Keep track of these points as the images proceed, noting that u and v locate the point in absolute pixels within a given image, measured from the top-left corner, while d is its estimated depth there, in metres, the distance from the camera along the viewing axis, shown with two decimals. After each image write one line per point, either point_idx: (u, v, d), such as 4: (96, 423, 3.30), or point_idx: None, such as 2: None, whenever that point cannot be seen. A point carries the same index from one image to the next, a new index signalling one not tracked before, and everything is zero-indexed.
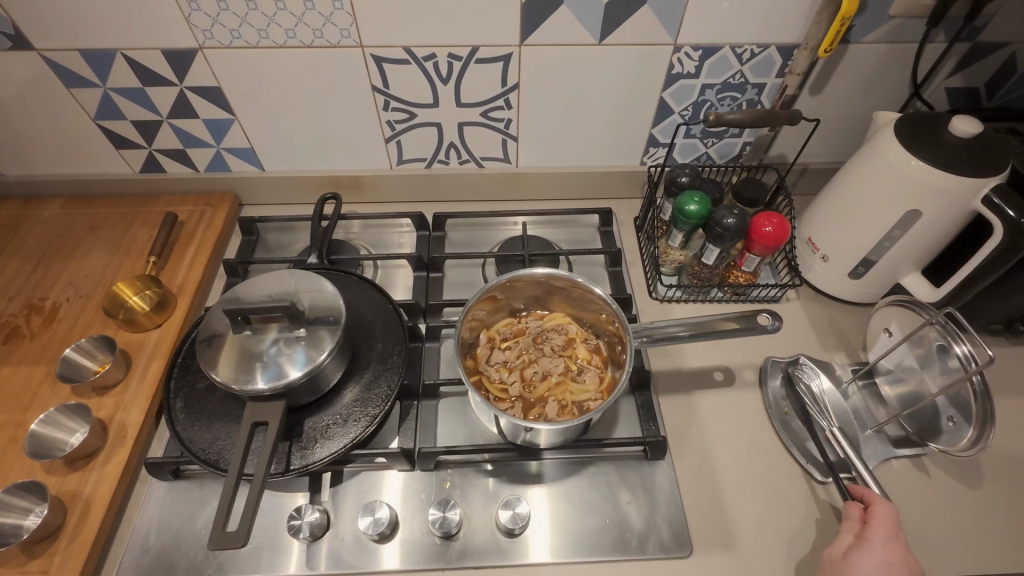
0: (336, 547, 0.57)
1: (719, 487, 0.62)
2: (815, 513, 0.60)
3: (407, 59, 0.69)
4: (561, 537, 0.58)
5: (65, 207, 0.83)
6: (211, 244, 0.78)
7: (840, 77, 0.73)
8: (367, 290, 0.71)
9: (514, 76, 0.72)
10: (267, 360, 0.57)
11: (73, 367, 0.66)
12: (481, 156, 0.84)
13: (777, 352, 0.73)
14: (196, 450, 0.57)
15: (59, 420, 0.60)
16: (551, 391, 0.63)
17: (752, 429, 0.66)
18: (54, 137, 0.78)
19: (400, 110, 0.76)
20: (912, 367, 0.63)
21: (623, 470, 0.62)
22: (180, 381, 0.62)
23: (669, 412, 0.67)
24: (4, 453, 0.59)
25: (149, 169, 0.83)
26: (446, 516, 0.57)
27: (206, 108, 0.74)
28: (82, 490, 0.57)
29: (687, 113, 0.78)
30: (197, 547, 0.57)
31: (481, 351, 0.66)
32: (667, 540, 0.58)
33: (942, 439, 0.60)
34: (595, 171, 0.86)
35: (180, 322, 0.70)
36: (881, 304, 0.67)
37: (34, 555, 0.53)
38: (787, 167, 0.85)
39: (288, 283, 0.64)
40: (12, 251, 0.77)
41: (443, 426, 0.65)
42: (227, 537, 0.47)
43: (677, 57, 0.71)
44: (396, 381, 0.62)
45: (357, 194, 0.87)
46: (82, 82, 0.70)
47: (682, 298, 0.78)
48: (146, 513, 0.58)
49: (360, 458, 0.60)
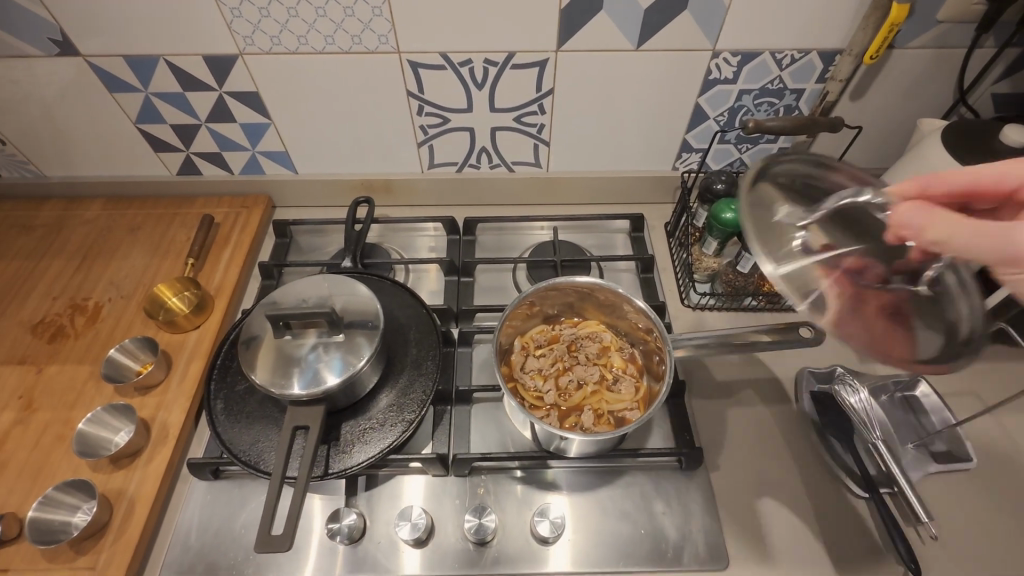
0: (371, 550, 0.58)
1: (756, 499, 0.61)
2: (855, 529, 0.59)
3: (443, 64, 0.69)
4: (595, 546, 0.58)
5: (106, 208, 0.85)
6: (247, 246, 0.79)
7: (882, 83, 0.72)
8: (402, 295, 0.71)
9: (549, 82, 0.72)
10: (306, 365, 0.58)
11: (116, 366, 0.67)
12: (512, 160, 0.83)
13: (813, 362, 0.72)
14: (237, 451, 0.58)
15: (104, 419, 0.62)
16: (586, 399, 0.63)
17: (788, 441, 0.65)
18: (96, 140, 0.80)
19: (434, 114, 0.76)
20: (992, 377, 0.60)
21: (657, 480, 0.62)
22: (219, 382, 0.63)
23: (704, 423, 0.67)
24: (52, 451, 0.61)
25: (186, 171, 0.85)
26: (481, 523, 0.57)
27: (244, 112, 0.75)
28: (127, 488, 0.58)
29: (722, 119, 0.77)
30: (237, 546, 0.58)
31: (515, 357, 0.66)
32: (703, 552, 0.57)
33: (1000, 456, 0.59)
34: (627, 175, 0.85)
35: (218, 324, 0.71)
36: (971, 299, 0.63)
37: (81, 551, 0.54)
38: (823, 173, 0.84)
39: (324, 288, 0.65)
40: (55, 252, 0.79)
41: (476, 431, 0.65)
42: (274, 540, 0.48)
43: (715, 63, 0.70)
44: (432, 386, 0.63)
45: (389, 197, 0.88)
46: (125, 86, 0.72)
47: (716, 305, 0.77)
48: (187, 512, 0.59)
49: (395, 463, 0.60)
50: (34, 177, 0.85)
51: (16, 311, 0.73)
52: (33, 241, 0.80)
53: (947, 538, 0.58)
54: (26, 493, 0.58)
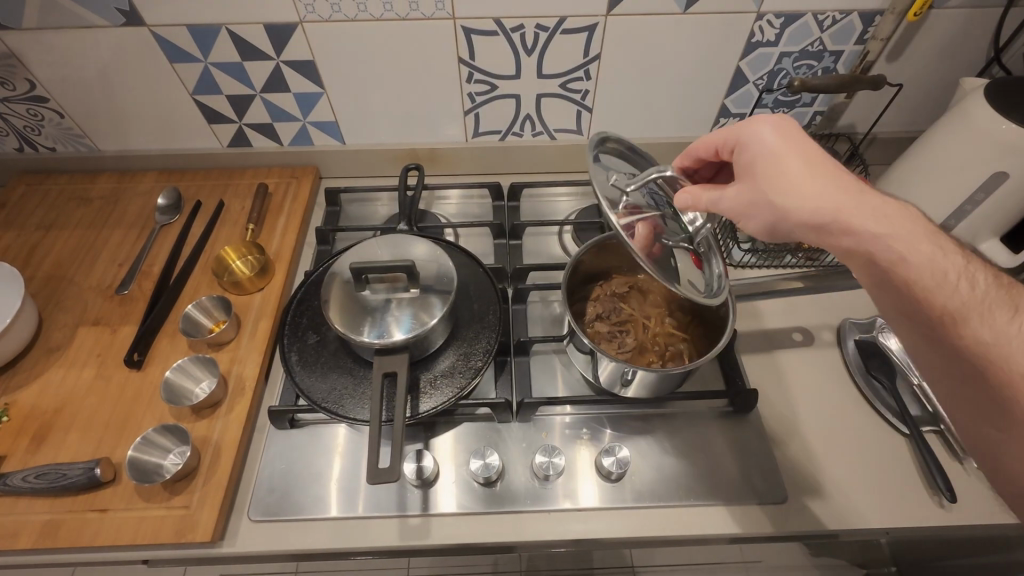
0: (445, 490, 0.61)
1: (808, 438, 0.64)
2: (900, 464, 0.62)
3: (495, 30, 0.71)
4: (658, 484, 0.61)
5: (159, 180, 0.87)
6: (301, 213, 0.82)
7: (919, 43, 0.74)
8: (458, 254, 0.74)
9: (596, 47, 0.74)
10: (379, 318, 0.61)
11: (192, 322, 0.70)
12: (555, 127, 0.86)
13: (854, 314, 0.75)
14: (316, 398, 0.61)
15: (187, 369, 0.65)
16: (654, 338, 0.64)
17: (834, 385, 0.68)
18: (151, 113, 0.82)
19: (482, 81, 0.78)
20: None
21: (714, 422, 0.65)
22: (291, 336, 0.66)
23: (753, 370, 0.70)
24: (136, 403, 0.63)
25: (237, 143, 0.87)
26: (551, 461, 0.60)
27: (299, 82, 0.78)
28: (211, 436, 0.61)
29: (761, 82, 0.80)
30: (317, 488, 0.60)
31: (579, 308, 0.65)
32: (762, 487, 0.60)
33: None
34: (666, 141, 0.88)
35: (281, 286, 0.74)
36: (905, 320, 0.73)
37: (175, 492, 0.57)
38: (857, 136, 0.87)
39: (393, 248, 0.67)
40: (115, 221, 0.82)
41: (537, 381, 0.68)
42: (383, 472, 0.50)
43: (758, 25, 0.72)
44: (495, 337, 0.66)
45: (433, 166, 0.90)
46: (186, 57, 0.74)
47: (757, 263, 0.80)
48: (268, 459, 0.62)
49: (465, 409, 0.63)
50: (87, 151, 0.87)
51: (84, 277, 0.75)
52: (91, 212, 0.83)
53: None
54: (115, 440, 0.61)
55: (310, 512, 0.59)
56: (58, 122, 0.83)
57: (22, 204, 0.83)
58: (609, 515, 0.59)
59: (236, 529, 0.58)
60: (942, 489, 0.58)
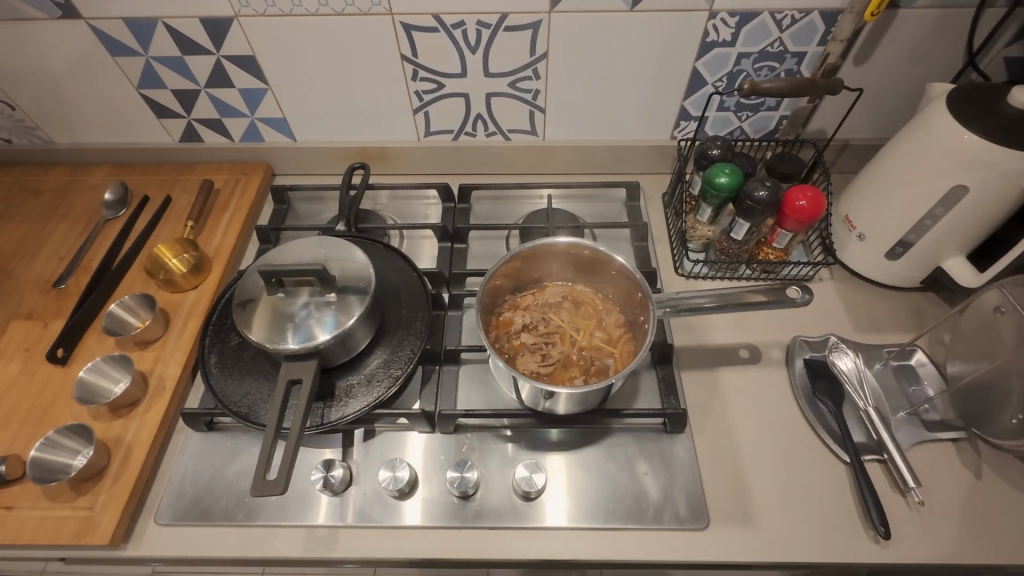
0: (359, 500, 0.59)
1: (742, 462, 0.61)
2: (836, 494, 0.59)
3: (436, 26, 0.69)
4: (577, 505, 0.58)
5: (112, 173, 0.87)
6: (245, 210, 0.81)
7: (888, 45, 0.70)
8: (393, 258, 0.72)
9: (542, 45, 0.71)
10: (300, 322, 0.59)
11: (118, 321, 0.69)
12: (508, 128, 0.83)
13: (806, 332, 0.71)
14: (228, 402, 0.60)
15: (105, 368, 0.64)
16: (581, 352, 0.61)
17: (776, 405, 0.65)
18: (100, 106, 0.81)
19: (428, 80, 0.76)
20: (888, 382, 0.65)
21: (642, 441, 0.62)
22: (214, 337, 0.65)
23: (692, 386, 0.67)
24: (55, 400, 0.63)
25: (188, 138, 0.86)
26: (464, 476, 0.58)
27: (242, 77, 0.76)
28: (124, 437, 0.60)
29: (721, 83, 0.76)
30: (228, 494, 0.59)
31: (507, 316, 0.64)
32: (684, 511, 0.57)
33: (945, 431, 0.62)
34: (624, 144, 0.85)
35: (215, 285, 0.73)
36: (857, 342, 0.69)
37: (81, 492, 0.57)
38: (825, 142, 0.82)
39: (319, 250, 0.65)
40: (62, 214, 0.82)
41: (464, 391, 0.66)
42: (270, 484, 0.48)
43: (712, 24, 0.68)
44: (419, 345, 0.64)
45: (385, 165, 0.88)
46: (126, 50, 0.73)
47: (710, 274, 0.76)
48: (182, 461, 0.61)
49: (383, 418, 0.61)
50: (42, 144, 0.87)
51: (25, 270, 0.75)
52: (41, 204, 0.83)
53: (932, 504, 0.58)
54: (30, 437, 0.60)
55: (218, 519, 0.58)
56: (10, 114, 0.83)
57: None
58: (522, 536, 0.57)
59: (142, 532, 0.57)
60: (876, 524, 0.55)
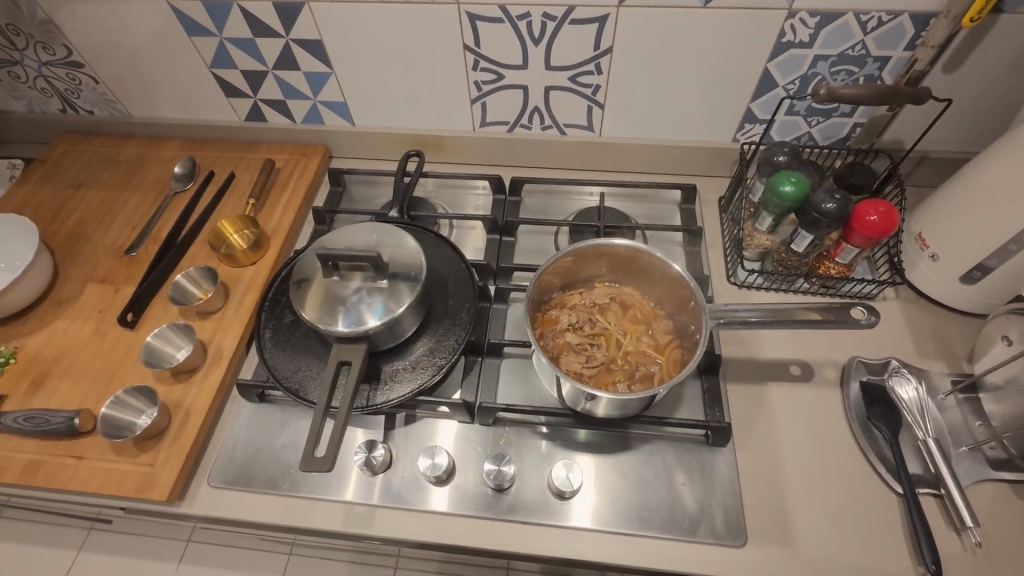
0: (396, 483, 0.60)
1: (785, 482, 0.59)
2: (884, 526, 0.56)
3: (501, 17, 0.69)
4: (611, 509, 0.58)
5: (182, 148, 0.91)
6: (303, 191, 0.83)
7: (984, 53, 0.64)
8: (443, 248, 0.73)
9: (607, 40, 0.70)
10: (350, 305, 0.60)
11: (182, 291, 0.73)
12: (564, 122, 0.82)
13: (864, 353, 0.68)
14: (280, 377, 0.62)
15: (169, 335, 0.68)
16: (625, 356, 0.61)
17: (825, 427, 0.63)
18: (175, 84, 0.85)
19: (488, 70, 0.76)
20: (952, 414, 0.62)
21: (682, 451, 0.61)
22: (269, 313, 0.67)
23: (738, 399, 0.65)
24: (124, 360, 0.67)
25: (254, 118, 0.89)
26: (500, 470, 0.59)
27: (308, 61, 0.78)
28: (184, 401, 0.64)
29: (792, 87, 0.72)
30: (275, 463, 0.62)
31: (553, 314, 0.64)
32: (721, 527, 0.56)
33: (1012, 472, 0.58)
34: (683, 144, 0.82)
35: (272, 262, 0.75)
36: (919, 368, 0.65)
37: (143, 449, 0.61)
38: (901, 153, 0.77)
39: (373, 236, 0.67)
40: (137, 184, 0.86)
41: (504, 384, 0.67)
42: (317, 460, 0.50)
43: (790, 24, 0.65)
44: (464, 336, 0.65)
45: (439, 153, 0.89)
46: (202, 31, 0.76)
47: (765, 285, 0.74)
48: (234, 428, 0.64)
49: (425, 405, 0.63)
50: (121, 117, 0.92)
51: (101, 235, 0.80)
52: (117, 174, 0.88)
53: (991, 547, 0.54)
54: (100, 393, 0.65)
55: (264, 487, 0.60)
56: (94, 87, 0.88)
57: (60, 162, 0.90)
58: (554, 534, 0.57)
59: (195, 492, 0.61)
60: (927, 562, 0.52)
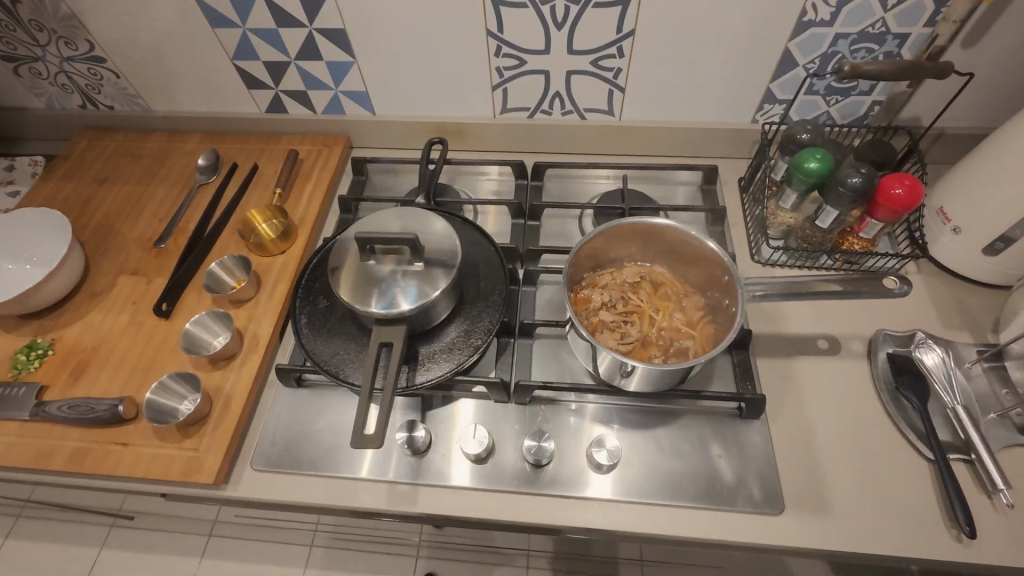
0: (437, 462, 0.62)
1: (819, 452, 0.60)
2: (917, 491, 0.57)
3: (525, 2, 0.69)
4: (649, 481, 0.59)
5: (203, 141, 0.92)
6: (327, 181, 0.84)
7: (1004, 27, 0.65)
8: (471, 233, 0.74)
9: (630, 23, 0.71)
10: (385, 288, 0.61)
11: (215, 280, 0.74)
12: (585, 107, 0.83)
13: (889, 326, 0.69)
14: (319, 360, 0.63)
15: (206, 323, 0.69)
16: (659, 332, 0.62)
17: (855, 398, 0.64)
18: (197, 77, 0.86)
19: (511, 56, 0.76)
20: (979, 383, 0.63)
21: (716, 424, 0.62)
22: (303, 300, 0.68)
23: (768, 373, 0.66)
24: (162, 348, 0.68)
25: (274, 109, 0.90)
26: (540, 446, 0.60)
27: (330, 50, 0.78)
28: (224, 387, 0.65)
29: (813, 66, 0.73)
30: (316, 446, 0.63)
31: (586, 293, 0.64)
32: (758, 496, 0.57)
33: None
34: (703, 126, 0.83)
35: (301, 250, 0.76)
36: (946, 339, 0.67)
37: (187, 434, 0.62)
38: (920, 130, 0.79)
39: (405, 221, 0.68)
40: (161, 177, 0.87)
41: (538, 364, 0.68)
42: (368, 438, 0.51)
43: (811, 3, 0.66)
44: (498, 317, 0.66)
45: (460, 141, 0.90)
46: (225, 22, 0.76)
47: (788, 262, 0.75)
48: (274, 413, 0.65)
49: (461, 385, 0.64)
50: (142, 111, 0.93)
51: (129, 228, 0.81)
52: (141, 167, 0.89)
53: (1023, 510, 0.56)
54: (140, 381, 0.66)
55: (307, 468, 0.62)
56: (115, 82, 0.88)
57: (82, 158, 0.90)
58: (594, 507, 0.58)
59: (240, 475, 0.62)
60: (961, 523, 0.53)
